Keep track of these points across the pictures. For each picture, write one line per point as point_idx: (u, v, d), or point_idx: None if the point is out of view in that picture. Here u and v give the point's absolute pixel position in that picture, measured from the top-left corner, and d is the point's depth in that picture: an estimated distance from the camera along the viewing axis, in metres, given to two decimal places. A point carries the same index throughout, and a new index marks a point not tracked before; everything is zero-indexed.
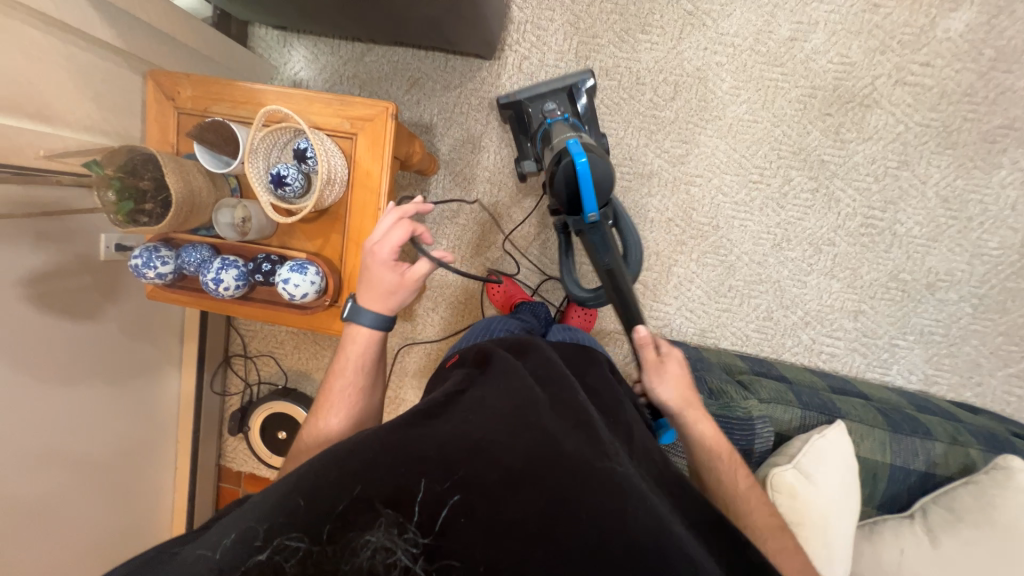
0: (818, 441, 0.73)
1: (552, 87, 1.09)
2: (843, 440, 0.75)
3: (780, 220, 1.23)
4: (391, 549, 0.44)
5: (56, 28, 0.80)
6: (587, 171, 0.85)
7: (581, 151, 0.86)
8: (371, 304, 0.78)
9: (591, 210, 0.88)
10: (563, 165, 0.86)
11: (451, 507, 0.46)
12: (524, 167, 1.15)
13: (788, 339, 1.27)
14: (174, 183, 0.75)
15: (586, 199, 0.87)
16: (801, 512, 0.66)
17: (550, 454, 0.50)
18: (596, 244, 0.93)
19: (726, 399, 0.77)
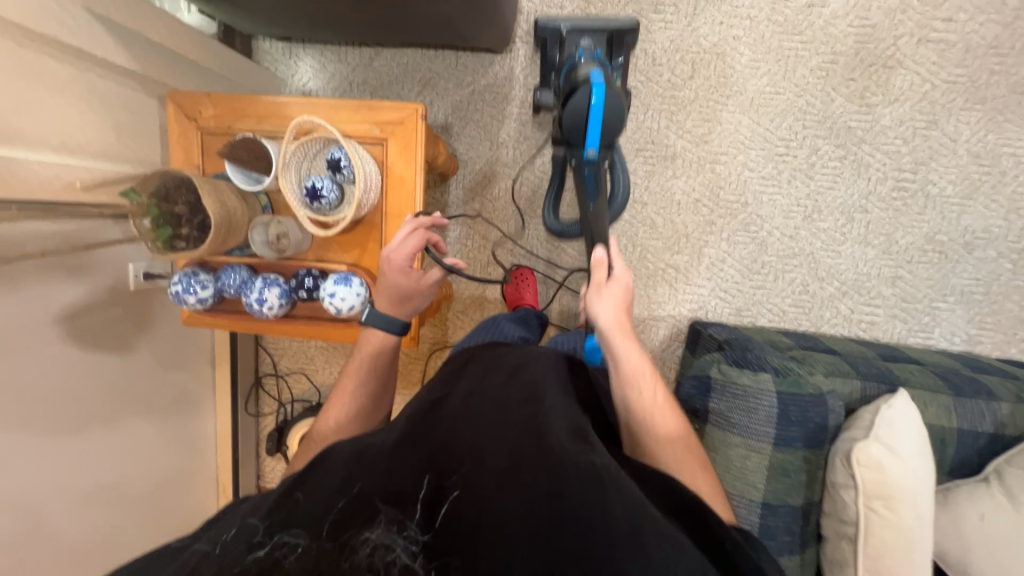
0: (886, 411, 0.71)
1: (592, 23, 1.10)
2: (910, 410, 0.73)
3: (809, 191, 1.21)
4: (389, 548, 0.47)
5: (73, 57, 0.78)
6: (599, 107, 0.90)
7: (601, 84, 0.90)
8: (387, 308, 0.78)
9: (593, 146, 0.94)
10: (581, 92, 0.91)
11: (449, 505, 0.50)
12: (543, 97, 1.12)
13: (826, 311, 1.25)
14: (211, 204, 0.73)
15: (591, 135, 0.93)
16: (894, 486, 0.62)
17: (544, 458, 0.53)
18: (588, 181, 0.98)
19: (793, 375, 0.73)
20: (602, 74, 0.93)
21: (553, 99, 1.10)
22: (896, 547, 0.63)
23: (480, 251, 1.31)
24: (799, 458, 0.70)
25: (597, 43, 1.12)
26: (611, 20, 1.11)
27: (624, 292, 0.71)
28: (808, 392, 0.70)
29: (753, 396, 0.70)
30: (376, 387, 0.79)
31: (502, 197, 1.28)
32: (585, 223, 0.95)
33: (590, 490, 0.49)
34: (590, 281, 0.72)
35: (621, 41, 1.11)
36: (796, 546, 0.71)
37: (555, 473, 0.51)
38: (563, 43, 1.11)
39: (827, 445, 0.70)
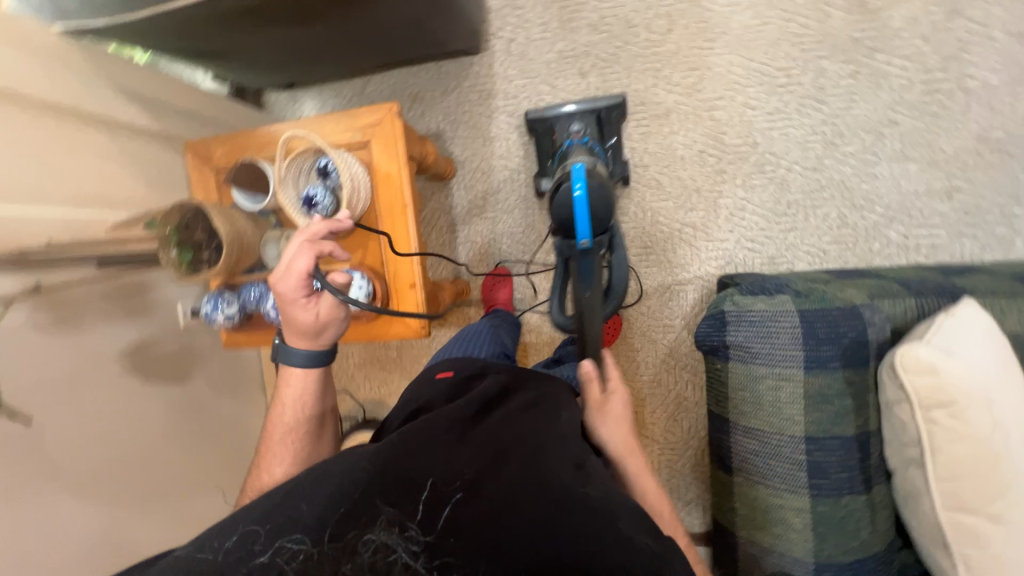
0: (946, 322, 0.59)
1: (579, 105, 1.15)
2: (978, 314, 0.61)
3: (825, 116, 1.12)
4: (390, 548, 0.46)
5: (108, 126, 0.90)
6: (583, 201, 0.80)
7: (581, 178, 0.81)
8: (299, 344, 0.74)
9: (585, 236, 0.81)
10: (560, 191, 0.82)
11: (454, 507, 0.49)
12: (541, 182, 1.21)
13: (875, 242, 1.12)
14: (221, 225, 0.81)
15: (579, 225, 0.81)
16: (947, 389, 0.54)
17: (550, 481, 0.53)
18: (584, 273, 0.88)
19: (817, 292, 0.66)
20: (586, 166, 0.84)
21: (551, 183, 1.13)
22: (973, 459, 0.55)
23: (490, 248, 1.32)
24: (839, 382, 0.62)
25: (586, 124, 1.15)
26: (597, 100, 1.15)
27: (620, 405, 0.80)
28: (836, 304, 0.63)
29: (772, 320, 0.64)
30: (306, 429, 0.74)
31: (503, 192, 1.30)
32: (580, 314, 0.91)
33: (598, 514, 0.51)
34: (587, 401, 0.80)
35: (610, 118, 1.15)
36: (858, 484, 0.62)
37: (562, 499, 0.51)
38: (553, 129, 1.17)
39: (876, 363, 0.61)
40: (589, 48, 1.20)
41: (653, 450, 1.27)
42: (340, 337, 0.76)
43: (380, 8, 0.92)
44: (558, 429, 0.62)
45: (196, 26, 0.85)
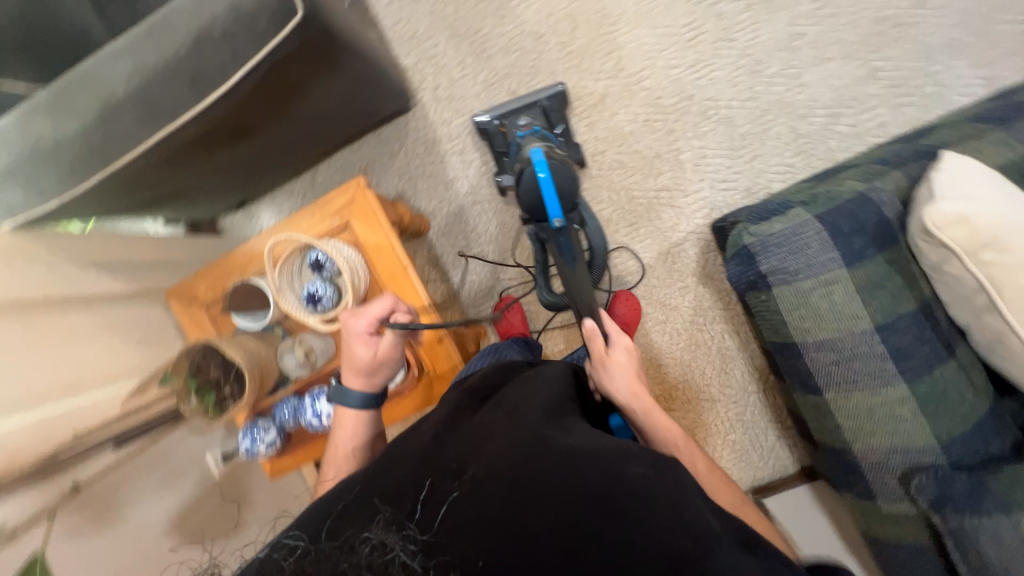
0: (942, 179, 0.60)
1: (520, 104, 1.07)
2: (962, 160, 0.61)
3: (740, 51, 1.19)
4: (387, 546, 0.44)
5: (85, 302, 0.87)
6: (548, 181, 0.82)
7: (541, 160, 0.82)
8: (355, 382, 0.75)
9: (556, 215, 0.84)
10: (523, 175, 0.83)
11: (450, 506, 0.47)
12: (502, 182, 1.08)
13: (831, 140, 1.18)
14: (236, 353, 0.77)
15: (549, 206, 0.83)
16: (986, 230, 0.55)
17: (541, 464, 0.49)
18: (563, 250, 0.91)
19: (822, 194, 0.68)
20: (543, 148, 0.85)
21: (510, 183, 1.08)
22: None
23: (489, 281, 1.32)
24: (882, 265, 0.63)
25: (533, 116, 1.07)
26: (536, 93, 1.09)
27: (625, 355, 0.79)
28: (845, 198, 0.65)
29: (797, 236, 0.65)
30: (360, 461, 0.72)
31: (480, 224, 1.31)
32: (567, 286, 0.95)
33: (599, 488, 0.47)
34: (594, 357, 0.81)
35: (555, 106, 1.08)
36: (943, 353, 0.63)
37: (562, 469, 0.49)
38: (501, 131, 1.08)
39: (904, 237, 0.63)
40: (510, 68, 1.26)
41: (718, 410, 1.26)
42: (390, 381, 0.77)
43: (314, 99, 0.93)
44: (554, 395, 0.63)
45: (149, 176, 0.84)
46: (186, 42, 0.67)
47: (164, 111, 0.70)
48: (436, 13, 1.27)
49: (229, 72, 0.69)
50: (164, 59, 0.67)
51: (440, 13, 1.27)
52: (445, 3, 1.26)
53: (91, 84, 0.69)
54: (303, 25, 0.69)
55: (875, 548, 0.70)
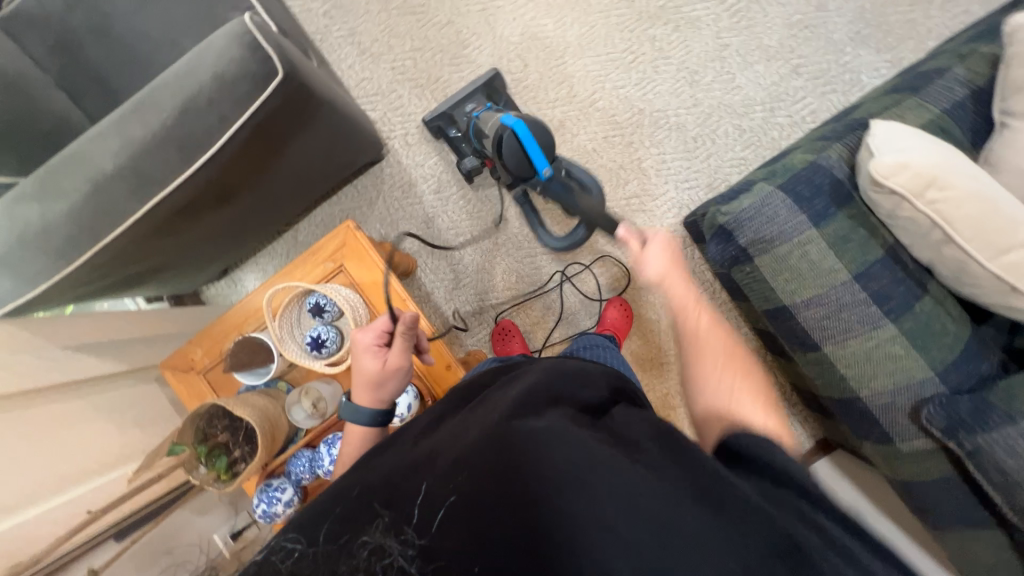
0: (875, 138, 0.67)
1: (466, 91, 1.20)
2: (883, 124, 0.68)
3: (676, 65, 1.32)
4: (386, 550, 0.43)
5: (76, 387, 0.84)
6: (530, 137, 0.86)
7: (516, 120, 0.87)
8: (364, 400, 0.70)
9: (544, 166, 0.88)
10: (505, 138, 0.86)
11: (448, 510, 0.44)
12: (467, 163, 1.17)
13: (773, 131, 1.30)
14: (244, 411, 0.75)
15: (537, 158, 0.87)
16: (925, 174, 0.61)
17: (525, 459, 0.45)
18: (560, 195, 0.95)
19: (778, 168, 0.75)
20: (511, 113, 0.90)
21: (475, 160, 1.16)
22: (981, 216, 0.61)
23: (483, 308, 1.33)
24: (845, 220, 0.69)
25: (478, 100, 1.20)
26: (477, 80, 1.21)
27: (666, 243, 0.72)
28: (800, 167, 0.72)
29: (765, 207, 0.70)
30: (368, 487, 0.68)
31: (465, 254, 1.34)
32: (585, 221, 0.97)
33: (582, 474, 0.43)
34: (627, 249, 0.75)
35: (497, 87, 1.20)
36: (917, 290, 0.68)
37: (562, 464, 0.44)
38: (453, 116, 1.20)
39: (857, 193, 0.70)
40: None
41: None
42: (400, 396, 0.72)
43: (293, 156, 0.97)
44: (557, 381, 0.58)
45: (139, 251, 0.84)
46: (173, 112, 0.70)
47: (154, 179, 0.72)
48: (396, 69, 1.36)
49: (215, 134, 0.72)
50: (153, 131, 0.71)
51: (400, 68, 1.36)
52: (404, 59, 1.36)
53: (78, 165, 0.72)
54: (284, 83, 0.74)
55: (905, 490, 0.72)
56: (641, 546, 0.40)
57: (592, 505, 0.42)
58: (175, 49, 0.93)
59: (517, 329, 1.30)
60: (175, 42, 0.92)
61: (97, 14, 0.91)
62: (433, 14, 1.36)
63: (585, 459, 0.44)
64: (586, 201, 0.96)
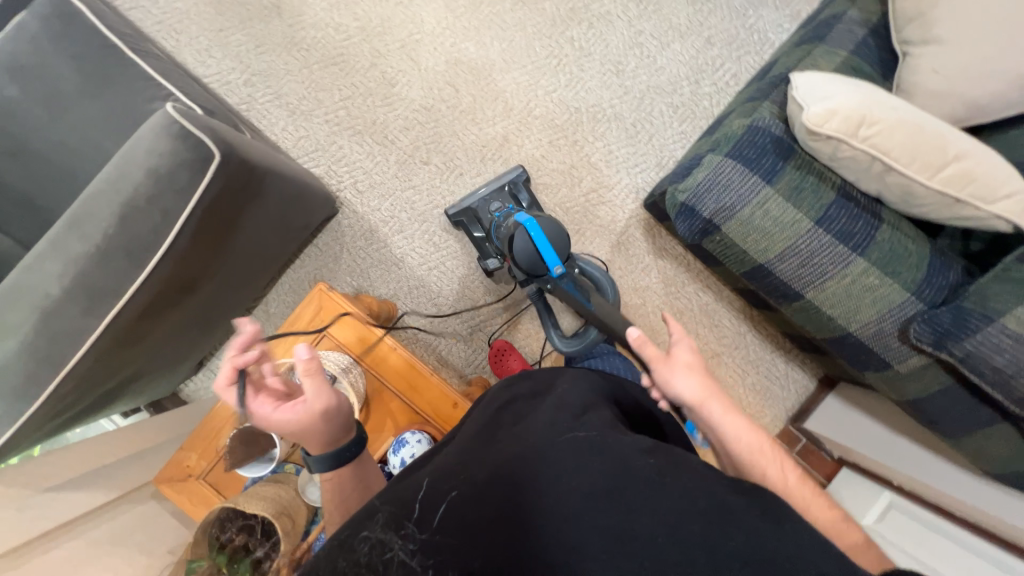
0: (799, 91, 0.71)
1: (489, 189, 1.20)
2: (803, 76, 0.73)
3: (600, 60, 1.37)
4: (386, 544, 0.44)
5: (67, 529, 0.78)
6: (543, 238, 0.92)
7: (528, 218, 0.95)
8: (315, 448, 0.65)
9: (557, 263, 0.93)
10: (518, 236, 0.93)
11: (448, 504, 0.48)
12: (490, 263, 1.18)
13: (703, 101, 1.36)
14: (259, 506, 0.71)
15: (548, 256, 0.92)
16: (851, 116, 0.65)
17: (534, 483, 0.50)
18: (572, 294, 0.94)
19: (719, 139, 0.79)
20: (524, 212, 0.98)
21: (496, 261, 1.17)
22: (910, 142, 0.65)
23: (473, 334, 1.32)
24: (794, 172, 0.72)
25: (502, 199, 1.20)
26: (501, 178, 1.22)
27: (688, 353, 0.74)
28: (739, 132, 0.75)
29: (717, 178, 0.73)
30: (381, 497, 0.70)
31: (444, 287, 1.33)
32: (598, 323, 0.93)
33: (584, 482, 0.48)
34: (652, 363, 0.75)
35: (519, 186, 1.20)
36: (874, 220, 0.72)
37: (563, 463, 0.51)
38: (478, 214, 1.20)
39: (797, 145, 0.73)
40: (417, 143, 1.35)
41: (726, 359, 1.33)
42: (348, 425, 0.67)
43: (248, 232, 0.95)
44: (560, 402, 0.64)
45: (105, 368, 0.79)
46: (114, 220, 0.67)
47: (107, 292, 0.68)
48: (331, 121, 1.35)
49: (163, 232, 0.69)
50: (95, 244, 0.67)
51: (334, 119, 1.35)
52: (336, 110, 1.35)
53: (20, 296, 0.67)
54: (223, 165, 0.72)
55: (913, 407, 0.75)
56: (626, 531, 0.46)
57: (581, 500, 0.48)
58: (97, 154, 0.89)
59: (512, 347, 1.29)
60: (96, 146, 0.88)
61: (9, 137, 0.87)
62: (355, 61, 1.36)
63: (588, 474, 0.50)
64: (599, 301, 0.93)
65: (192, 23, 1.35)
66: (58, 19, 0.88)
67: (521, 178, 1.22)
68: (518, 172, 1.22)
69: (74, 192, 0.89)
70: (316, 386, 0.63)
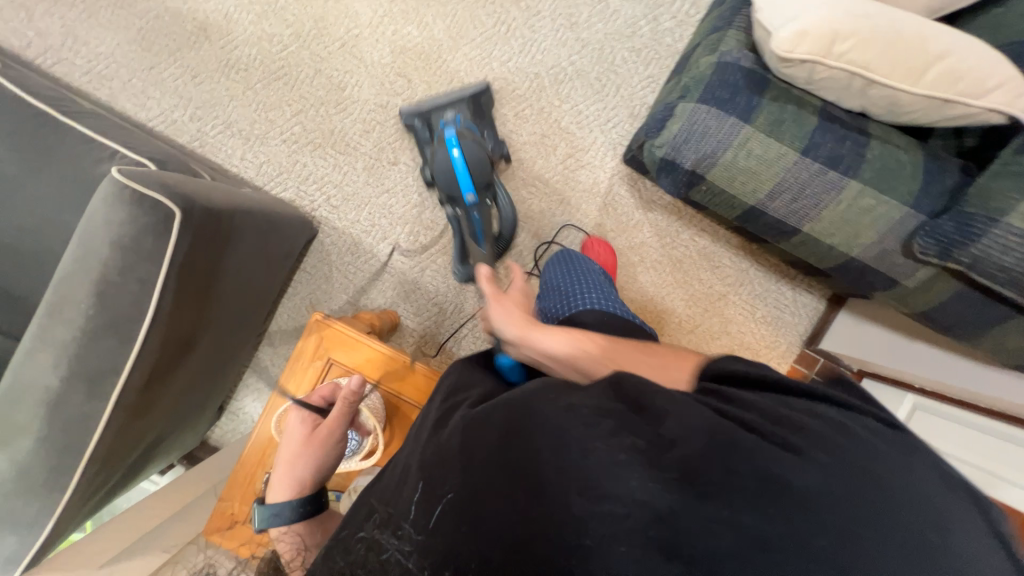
0: (764, 14, 0.66)
1: (450, 99, 1.22)
2: None
3: (551, 16, 1.29)
4: (383, 545, 0.48)
5: None
6: (460, 163, 1.10)
7: (455, 143, 1.10)
8: (287, 488, 0.67)
9: (471, 190, 1.11)
10: (441, 155, 1.11)
11: (444, 508, 0.47)
12: (424, 174, 1.22)
13: (667, 38, 1.29)
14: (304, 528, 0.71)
15: (462, 181, 1.10)
16: (823, 32, 0.61)
17: (554, 474, 0.45)
18: (472, 223, 1.14)
19: (688, 83, 0.75)
20: (456, 132, 1.11)
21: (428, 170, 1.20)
22: (886, 47, 0.61)
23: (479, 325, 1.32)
24: (773, 104, 0.68)
25: (458, 109, 1.22)
26: (463, 90, 1.24)
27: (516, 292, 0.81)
28: (708, 74, 0.71)
29: (692, 127, 0.70)
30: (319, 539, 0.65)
31: (439, 284, 1.31)
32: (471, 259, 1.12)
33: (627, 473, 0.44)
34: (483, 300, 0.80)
35: (481, 103, 1.25)
36: (863, 138, 0.68)
37: (583, 446, 0.45)
38: (430, 119, 1.21)
39: (771, 74, 0.69)
40: (381, 144, 1.30)
41: (733, 298, 1.33)
42: (316, 477, 0.68)
43: (231, 276, 0.93)
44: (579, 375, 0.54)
45: (127, 442, 0.80)
46: (93, 301, 0.66)
47: (108, 373, 0.68)
48: (289, 140, 1.30)
49: (145, 301, 0.68)
50: (81, 329, 0.66)
51: (291, 137, 1.30)
52: (291, 127, 1.30)
53: (22, 394, 0.66)
54: (187, 221, 0.69)
55: (927, 318, 0.75)
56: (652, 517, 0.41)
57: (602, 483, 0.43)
58: (57, 229, 0.85)
59: None
60: (54, 222, 0.85)
61: None
62: (298, 71, 1.29)
63: (529, 423, 0.49)
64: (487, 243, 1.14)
65: (120, 66, 1.28)
66: None
67: (481, 92, 1.25)
68: (479, 88, 1.25)
69: (47, 273, 0.87)
70: (338, 448, 0.71)
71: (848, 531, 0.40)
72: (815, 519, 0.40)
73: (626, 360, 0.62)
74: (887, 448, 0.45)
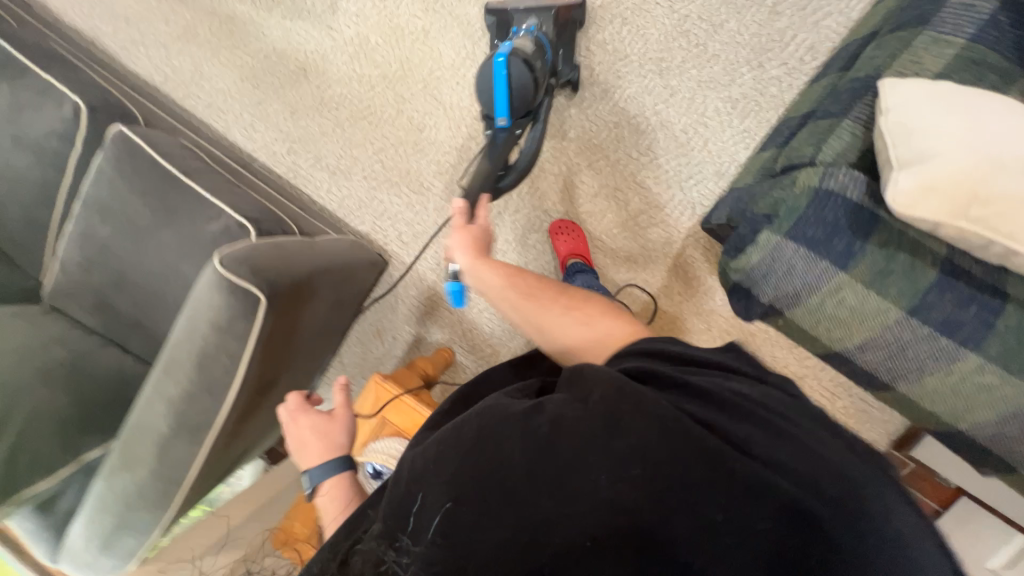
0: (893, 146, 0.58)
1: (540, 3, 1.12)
2: (902, 107, 0.58)
3: (638, 61, 1.20)
4: (382, 557, 0.55)
5: None
6: (500, 83, 0.94)
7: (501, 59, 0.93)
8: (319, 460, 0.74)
9: (504, 116, 0.97)
10: (485, 67, 0.96)
11: (439, 524, 0.52)
12: None
13: (771, 88, 1.14)
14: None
15: (498, 103, 0.96)
16: (951, 197, 0.53)
17: (547, 511, 0.50)
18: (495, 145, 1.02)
19: (777, 202, 0.64)
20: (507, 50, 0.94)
21: None
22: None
23: None
24: (878, 252, 0.60)
25: (544, 20, 1.12)
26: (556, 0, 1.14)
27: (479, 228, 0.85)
28: (803, 204, 0.61)
29: (775, 262, 0.63)
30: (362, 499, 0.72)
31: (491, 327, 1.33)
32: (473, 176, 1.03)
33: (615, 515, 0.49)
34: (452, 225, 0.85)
35: (571, 20, 1.15)
36: (992, 301, 0.58)
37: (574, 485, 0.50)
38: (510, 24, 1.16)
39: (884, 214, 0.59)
40: (452, 186, 1.32)
41: (813, 383, 1.19)
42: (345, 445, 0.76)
43: (307, 324, 1.02)
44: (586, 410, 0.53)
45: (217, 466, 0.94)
46: (195, 367, 0.77)
47: (203, 424, 0.80)
48: (369, 177, 1.38)
49: (234, 369, 0.78)
50: (185, 387, 0.78)
51: (371, 174, 1.37)
52: (372, 165, 1.37)
53: (142, 432, 0.80)
54: (271, 301, 0.77)
55: None
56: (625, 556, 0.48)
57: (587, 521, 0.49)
58: (176, 275, 1.00)
59: None
60: (174, 268, 0.99)
61: (111, 269, 1.02)
62: (381, 111, 1.34)
63: (529, 455, 0.52)
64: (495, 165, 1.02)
65: (234, 102, 1.43)
66: (123, 158, 0.98)
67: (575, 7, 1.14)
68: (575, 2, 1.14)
69: (167, 309, 1.03)
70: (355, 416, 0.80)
71: (782, 523, 0.47)
72: (756, 518, 0.47)
73: (548, 318, 0.75)
74: (794, 417, 0.54)
